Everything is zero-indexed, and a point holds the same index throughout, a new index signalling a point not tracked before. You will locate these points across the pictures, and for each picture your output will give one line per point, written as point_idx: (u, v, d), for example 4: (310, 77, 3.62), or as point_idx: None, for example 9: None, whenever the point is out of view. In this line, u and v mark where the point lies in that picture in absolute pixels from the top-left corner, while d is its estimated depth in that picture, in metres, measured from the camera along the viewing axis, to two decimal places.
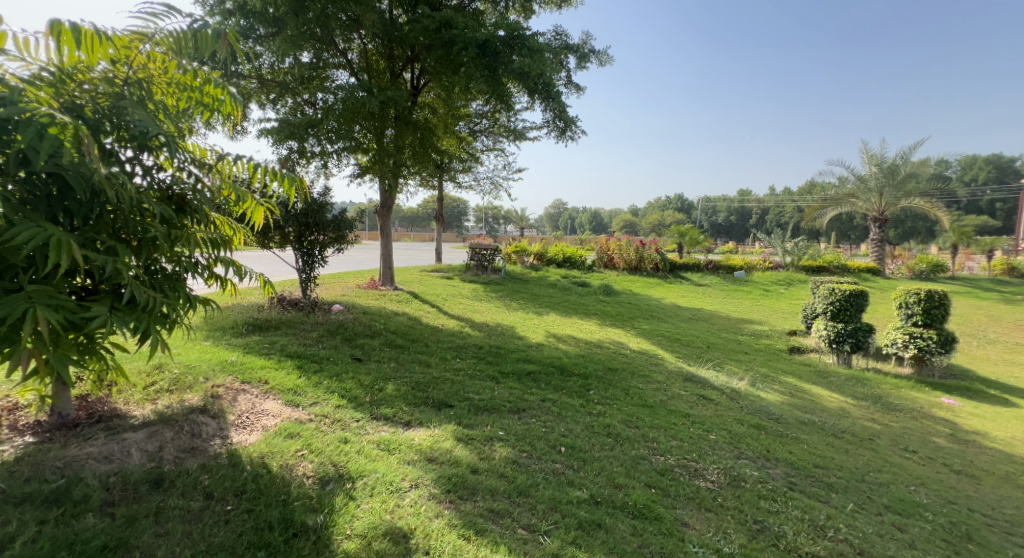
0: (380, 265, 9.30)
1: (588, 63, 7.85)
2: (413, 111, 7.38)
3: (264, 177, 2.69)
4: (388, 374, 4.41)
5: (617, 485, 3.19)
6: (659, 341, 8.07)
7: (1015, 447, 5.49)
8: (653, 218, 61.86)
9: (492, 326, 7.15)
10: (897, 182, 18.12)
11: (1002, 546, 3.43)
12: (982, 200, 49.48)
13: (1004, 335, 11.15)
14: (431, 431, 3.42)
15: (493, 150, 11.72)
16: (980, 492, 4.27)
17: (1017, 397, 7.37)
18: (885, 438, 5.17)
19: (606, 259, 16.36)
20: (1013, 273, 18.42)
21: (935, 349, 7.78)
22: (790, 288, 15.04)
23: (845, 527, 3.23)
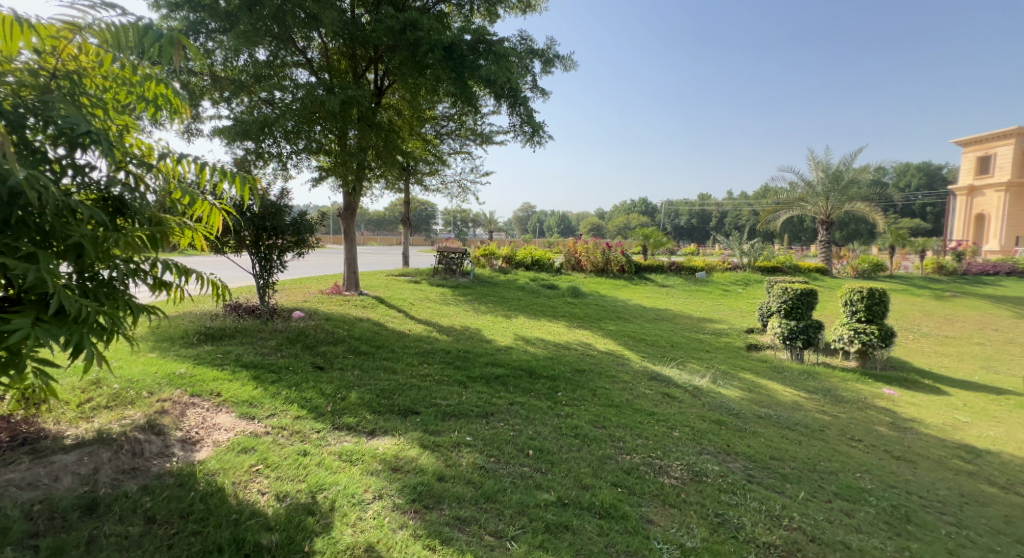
0: (344, 269, 9.12)
1: (552, 67, 7.93)
2: (377, 112, 7.24)
3: (220, 179, 2.56)
4: (352, 382, 4.30)
5: (584, 486, 3.21)
6: (625, 341, 8.21)
7: (949, 433, 5.83)
8: (618, 222, 63.05)
9: (458, 329, 7.09)
10: (842, 187, 19.10)
11: (938, 525, 3.63)
12: (917, 204, 52.58)
13: (936, 328, 11.92)
14: (395, 439, 3.35)
15: (459, 153, 11.66)
16: (919, 475, 4.50)
17: (952, 386, 7.83)
18: (835, 429, 5.39)
19: (574, 261, 16.56)
20: (942, 270, 19.62)
21: (876, 343, 8.20)
22: (747, 288, 15.58)
23: (798, 516, 3.35)
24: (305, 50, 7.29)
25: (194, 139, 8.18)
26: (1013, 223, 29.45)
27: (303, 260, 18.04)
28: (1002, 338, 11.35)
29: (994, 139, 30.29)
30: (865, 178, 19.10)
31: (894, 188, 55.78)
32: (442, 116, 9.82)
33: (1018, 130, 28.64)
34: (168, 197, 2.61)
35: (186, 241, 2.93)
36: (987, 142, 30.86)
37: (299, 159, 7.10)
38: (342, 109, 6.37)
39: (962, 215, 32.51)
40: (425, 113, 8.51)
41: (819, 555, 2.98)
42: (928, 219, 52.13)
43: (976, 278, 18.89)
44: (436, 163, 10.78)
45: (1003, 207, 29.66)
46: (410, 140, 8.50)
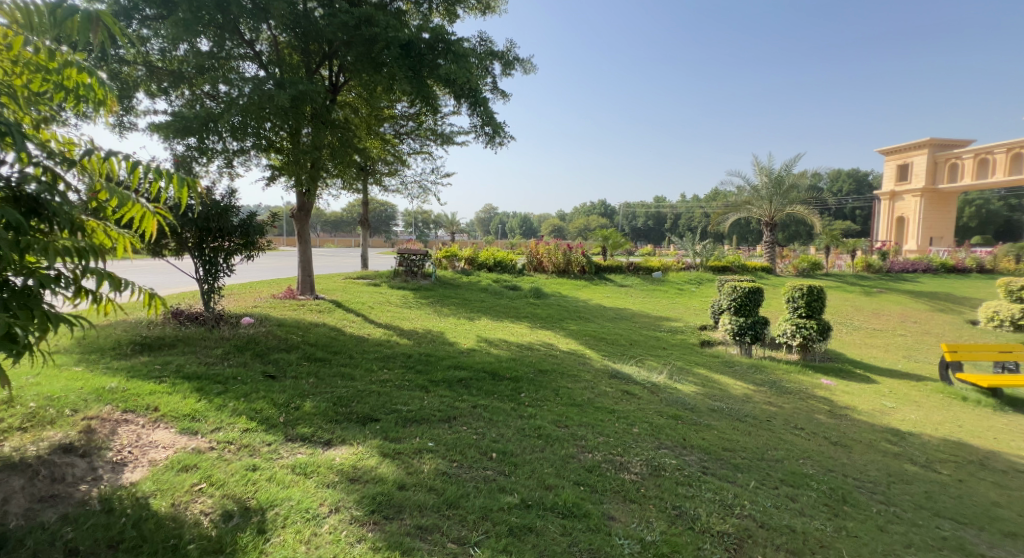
0: (298, 272, 8.83)
1: (512, 69, 7.93)
2: (332, 110, 7.01)
3: (154, 179, 2.28)
4: (307, 391, 4.14)
5: (547, 486, 3.21)
6: (586, 341, 8.31)
7: (878, 418, 6.20)
8: (577, 224, 63.93)
9: (419, 332, 6.98)
10: (784, 191, 20.03)
11: (870, 504, 3.84)
12: (848, 207, 55.90)
13: (868, 321, 12.70)
14: (354, 448, 3.24)
15: (420, 153, 11.50)
16: (853, 459, 4.75)
17: (885, 376, 8.33)
18: (781, 419, 5.62)
19: (536, 263, 16.60)
20: (869, 270, 20.73)
21: (815, 337, 8.62)
22: (701, 287, 16.09)
23: (749, 504, 3.48)
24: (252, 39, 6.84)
25: (127, 133, 7.68)
26: (928, 225, 31.97)
27: (253, 264, 17.35)
28: (922, 329, 12.22)
29: (909, 149, 32.66)
30: (803, 182, 20.13)
31: (830, 193, 59.18)
32: (401, 115, 9.65)
33: (930, 141, 30.93)
34: (95, 198, 2.40)
35: (114, 247, 2.65)
36: (903, 151, 33.20)
37: (246, 157, 6.80)
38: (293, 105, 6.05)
39: (885, 218, 34.93)
40: (382, 112, 8.35)
41: (768, 541, 3.09)
42: (857, 220, 55.68)
43: (898, 275, 20.29)
44: (395, 164, 10.59)
45: (919, 210, 32.07)
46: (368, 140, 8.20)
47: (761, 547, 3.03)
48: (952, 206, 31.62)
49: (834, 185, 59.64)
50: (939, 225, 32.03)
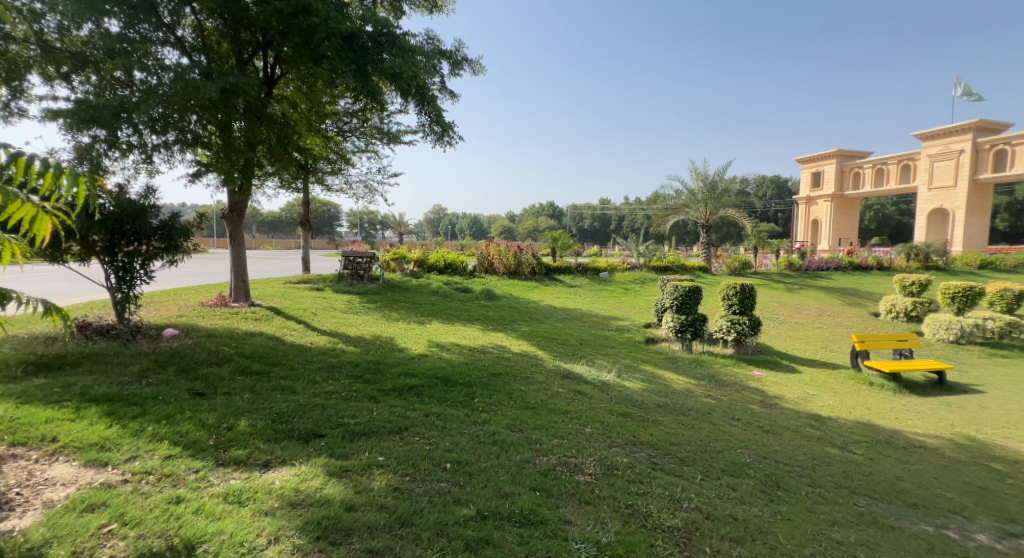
0: (230, 277, 8.31)
1: (461, 70, 7.80)
2: (267, 103, 6.59)
3: (50, 178, 1.98)
4: (242, 408, 3.84)
5: (503, 495, 3.13)
6: (537, 342, 8.29)
7: (803, 405, 6.57)
8: (526, 226, 64.37)
9: (367, 339, 6.69)
10: (717, 195, 21.00)
11: (799, 487, 4.02)
12: (772, 210, 59.59)
13: (791, 316, 13.54)
14: (296, 469, 3.02)
15: (365, 152, 11.13)
16: (783, 445, 4.98)
17: (811, 366, 8.86)
18: (720, 411, 5.82)
19: (487, 264, 16.45)
20: (791, 268, 21.79)
21: (746, 331, 9.04)
22: (645, 286, 16.57)
23: (695, 496, 3.55)
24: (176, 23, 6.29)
25: (17, 120, 6.81)
26: (835, 227, 34.50)
27: (180, 269, 16.20)
28: (836, 322, 13.19)
29: (821, 158, 35.30)
30: (734, 187, 21.25)
31: (757, 197, 62.83)
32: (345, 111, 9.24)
33: (837, 152, 33.98)
34: None
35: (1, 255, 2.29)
36: (816, 160, 35.81)
37: (168, 152, 6.26)
38: (223, 97, 5.63)
39: (801, 220, 37.42)
40: (324, 107, 8.00)
41: (714, 532, 3.16)
42: (779, 222, 59.45)
43: (815, 272, 21.78)
44: (339, 162, 10.19)
45: (829, 215, 34.64)
46: (308, 135, 7.84)
47: (708, 538, 3.10)
48: (855, 209, 34.62)
49: (758, 190, 63.35)
50: (846, 225, 34.79)
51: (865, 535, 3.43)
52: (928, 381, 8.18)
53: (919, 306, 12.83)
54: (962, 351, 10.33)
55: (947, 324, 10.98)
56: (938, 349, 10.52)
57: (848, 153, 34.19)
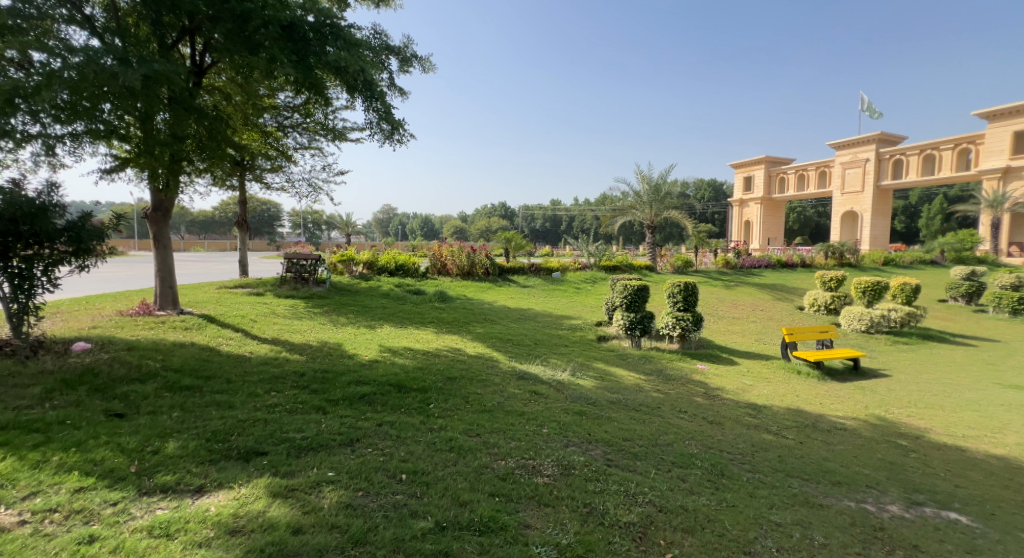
0: (155, 283, 7.73)
1: (410, 66, 7.59)
2: (196, 94, 6.11)
3: None
4: (170, 428, 3.53)
5: (461, 503, 3.03)
6: (492, 343, 8.19)
7: (742, 395, 6.85)
8: (477, 226, 64.06)
9: (313, 346, 6.37)
10: (661, 198, 21.70)
11: (741, 474, 4.15)
12: (710, 212, 62.41)
13: (730, 311, 14.16)
14: (235, 492, 2.80)
15: (308, 148, 10.67)
16: (726, 434, 5.15)
17: (749, 358, 9.26)
18: (668, 405, 5.96)
19: (440, 265, 16.16)
20: (729, 267, 22.67)
21: (690, 327, 9.37)
22: (596, 285, 16.84)
23: (649, 490, 3.58)
24: (85, 4, 5.69)
25: None
26: (765, 227, 36.54)
27: (102, 276, 14.93)
28: (768, 316, 13.92)
29: (752, 164, 37.49)
30: (676, 190, 22.11)
31: (697, 198, 65.50)
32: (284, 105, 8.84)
33: (766, 157, 36.20)
34: None
35: None
36: (748, 165, 37.94)
37: (80, 146, 5.67)
38: (144, 86, 5.15)
39: (736, 221, 39.36)
40: (261, 100, 7.54)
41: (667, 524, 3.20)
42: (716, 223, 62.24)
43: (749, 269, 22.91)
44: (279, 159, 9.74)
45: (759, 217, 36.69)
46: (243, 130, 7.38)
47: (662, 530, 3.13)
48: (781, 212, 36.92)
49: (697, 192, 66.14)
50: (774, 226, 36.97)
51: (799, 515, 3.58)
52: (845, 368, 8.76)
53: (837, 299, 13.77)
54: (872, 339, 11.18)
55: (859, 315, 11.77)
56: (852, 338, 11.32)
57: (774, 158, 36.51)
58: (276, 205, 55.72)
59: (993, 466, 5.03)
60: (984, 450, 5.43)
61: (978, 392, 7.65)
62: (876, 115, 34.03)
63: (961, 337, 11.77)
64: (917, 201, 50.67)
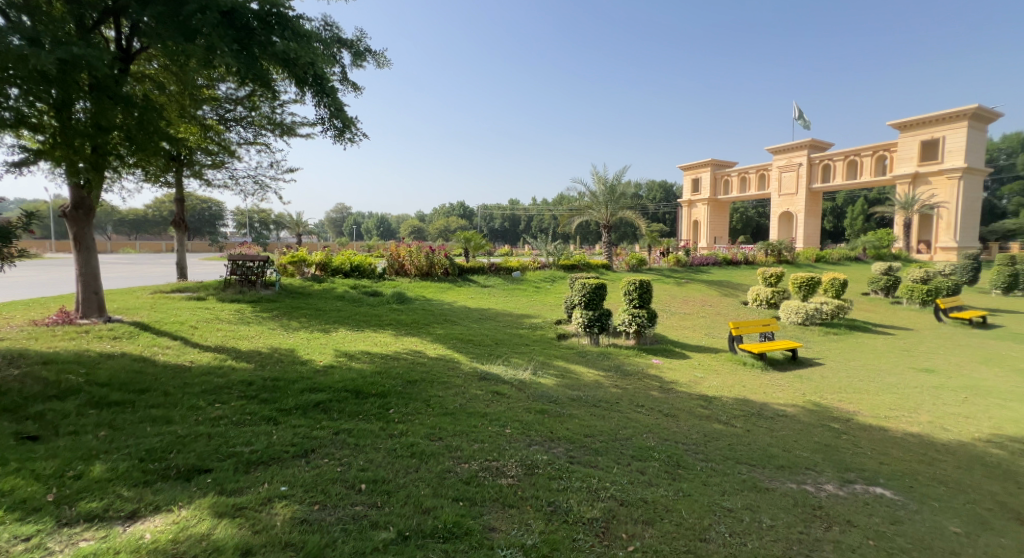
0: (78, 291, 7.18)
1: (364, 61, 7.36)
2: (124, 83, 5.67)
3: None
4: (99, 449, 3.25)
5: (425, 510, 2.93)
6: (453, 344, 8.07)
7: (694, 387, 7.03)
8: (435, 226, 63.30)
9: (262, 353, 6.06)
10: (616, 198, 22.11)
11: (696, 463, 4.24)
12: (662, 211, 64.26)
13: (681, 307, 14.57)
14: (174, 515, 2.60)
15: (253, 143, 10.22)
16: (680, 426, 5.26)
17: (700, 352, 9.53)
18: (626, 399, 6.04)
19: (398, 266, 15.82)
20: (679, 265, 23.41)
21: (645, 323, 9.56)
22: (555, 284, 16.94)
23: (611, 485, 3.58)
24: None
25: None
26: (712, 227, 37.94)
27: (21, 282, 13.69)
28: (716, 311, 14.42)
29: (698, 166, 38.80)
30: (629, 190, 22.62)
31: (649, 198, 67.24)
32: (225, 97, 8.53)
33: (711, 160, 37.67)
34: None
35: None
36: (694, 168, 39.29)
37: None
38: (61, 72, 4.72)
39: (685, 221, 40.64)
40: (200, 91, 7.08)
41: (629, 517, 3.22)
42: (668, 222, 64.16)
43: (698, 267, 23.68)
44: (221, 155, 9.30)
45: (706, 217, 38.07)
46: (179, 123, 6.93)
47: (624, 524, 3.14)
48: (726, 212, 38.45)
49: (650, 192, 67.87)
50: (719, 226, 38.46)
51: (748, 500, 3.68)
52: (785, 358, 9.16)
53: (777, 294, 14.46)
54: (807, 330, 11.80)
55: (796, 308, 12.33)
56: (790, 330, 11.89)
57: (718, 161, 38.06)
58: (221, 205, 52.94)
59: (911, 443, 5.37)
60: (903, 429, 5.80)
61: (898, 376, 8.19)
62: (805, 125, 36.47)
63: (882, 326, 12.61)
64: (846, 201, 54.06)
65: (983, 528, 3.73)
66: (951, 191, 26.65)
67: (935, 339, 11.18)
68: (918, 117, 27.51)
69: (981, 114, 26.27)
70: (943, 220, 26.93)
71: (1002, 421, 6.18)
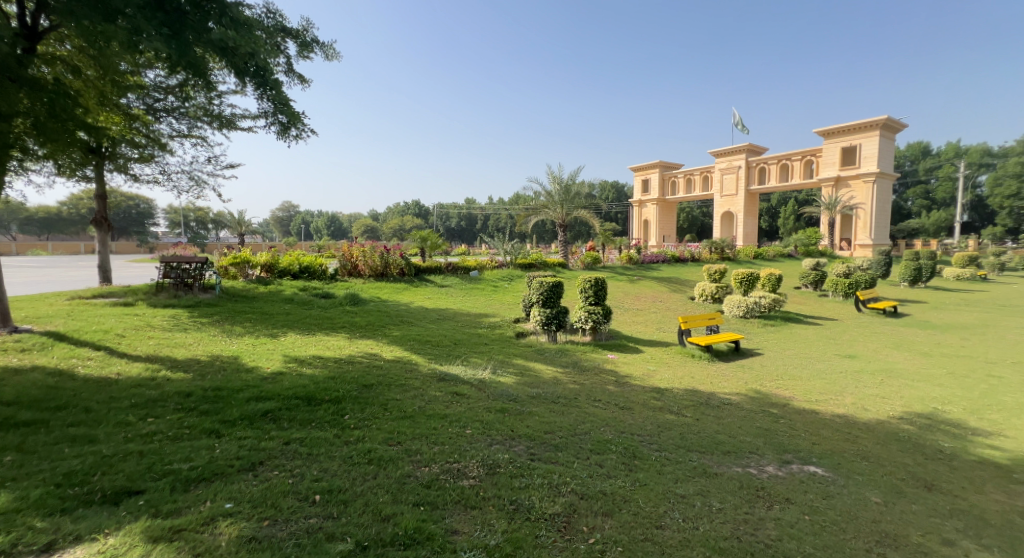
0: None
1: (311, 52, 7.06)
2: (31, 66, 5.14)
3: None
4: (11, 476, 2.95)
5: (384, 517, 2.83)
6: (411, 346, 7.90)
7: (647, 380, 7.18)
8: (389, 225, 62.03)
9: (201, 362, 5.70)
10: (572, 198, 22.36)
11: (650, 453, 4.31)
12: (614, 210, 65.67)
13: (633, 303, 14.90)
14: (102, 545, 2.39)
15: (187, 136, 9.61)
16: (636, 418, 5.34)
17: (653, 346, 9.76)
18: (584, 395, 6.09)
19: (350, 267, 15.35)
20: (632, 263, 23.93)
21: (601, 319, 9.69)
22: (513, 283, 16.93)
23: (571, 480, 3.58)
24: None
25: None
26: (661, 226, 39.12)
27: None
28: (667, 306, 14.84)
29: (647, 167, 39.91)
30: (584, 190, 22.93)
31: (602, 197, 68.49)
32: (153, 85, 7.96)
33: (659, 162, 38.88)
34: None
35: None
36: (643, 170, 40.38)
37: None
38: None
39: (635, 220, 41.67)
40: (127, 79, 6.54)
41: (589, 510, 3.22)
42: (620, 221, 65.61)
43: (649, 264, 24.33)
44: (150, 147, 8.69)
45: (655, 216, 39.18)
46: (99, 112, 6.39)
47: (585, 517, 3.14)
48: (674, 212, 39.75)
49: (602, 192, 69.19)
50: (667, 225, 39.68)
51: (699, 485, 3.77)
52: (729, 350, 9.52)
53: (721, 289, 15.04)
54: (748, 323, 12.33)
55: (737, 301, 12.86)
56: (733, 323, 12.39)
57: (666, 163, 39.33)
58: (149, 201, 49.08)
59: (838, 424, 5.69)
60: (831, 411, 6.14)
61: (825, 362, 8.69)
62: (742, 131, 38.38)
63: (812, 317, 13.37)
64: (782, 201, 57.16)
65: (900, 497, 3.98)
66: (867, 193, 28.75)
67: (856, 327, 12.00)
68: (839, 125, 29.49)
69: (892, 125, 28.53)
70: (860, 220, 29.04)
71: (911, 400, 6.67)
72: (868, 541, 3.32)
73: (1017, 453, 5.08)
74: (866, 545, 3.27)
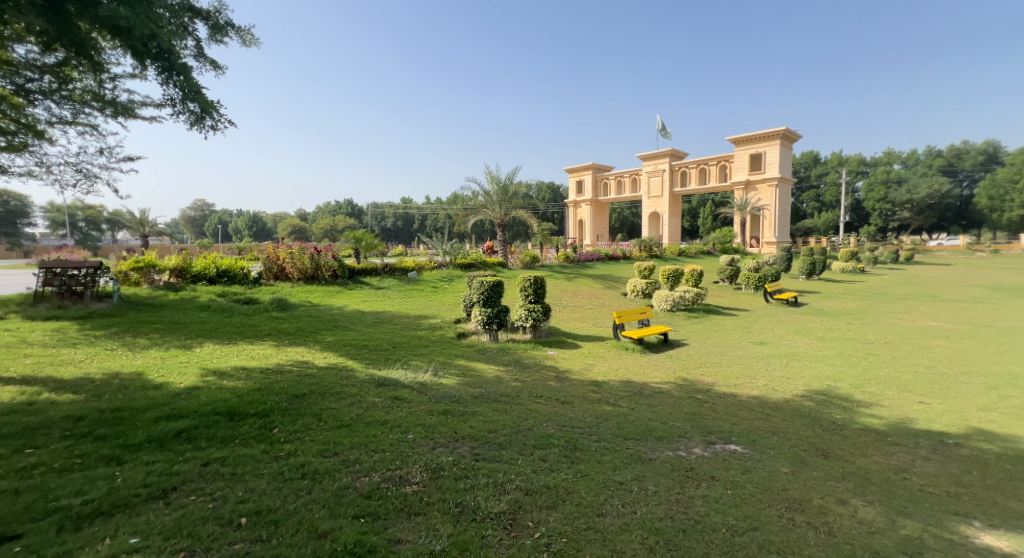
0: None
1: (224, 36, 6.54)
2: None
3: None
4: None
5: (320, 535, 2.64)
6: (347, 351, 7.54)
7: (586, 374, 7.28)
8: (321, 227, 59.44)
9: (96, 381, 5.09)
10: (510, 198, 22.39)
11: (590, 444, 4.34)
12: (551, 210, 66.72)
13: (571, 301, 15.16)
14: None
15: (76, 123, 8.60)
16: (576, 411, 5.37)
17: (590, 341, 9.94)
18: (525, 392, 6.07)
19: (276, 270, 14.48)
20: (568, 262, 24.35)
21: (540, 316, 9.74)
22: (453, 284, 16.71)
23: (515, 477, 3.52)
24: None
25: None
26: (593, 226, 40.19)
27: None
28: (602, 302, 15.20)
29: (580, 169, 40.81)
30: (522, 190, 23.01)
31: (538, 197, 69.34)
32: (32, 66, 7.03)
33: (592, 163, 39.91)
34: None
35: None
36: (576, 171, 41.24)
37: None
38: None
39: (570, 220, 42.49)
40: None
41: (533, 505, 3.17)
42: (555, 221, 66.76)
43: (583, 263, 24.87)
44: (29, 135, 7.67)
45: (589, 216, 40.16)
46: None
47: (530, 513, 3.09)
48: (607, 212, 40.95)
49: (539, 192, 69.75)
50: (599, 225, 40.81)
51: (635, 471, 3.83)
52: (658, 341, 9.88)
53: (651, 285, 15.64)
54: (675, 316, 12.89)
55: (665, 296, 13.41)
56: (660, 316, 12.90)
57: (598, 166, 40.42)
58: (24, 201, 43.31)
59: (752, 404, 6.04)
60: (748, 393, 6.50)
61: (740, 349, 9.24)
62: (666, 136, 40.29)
63: (729, 309, 14.21)
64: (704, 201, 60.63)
65: (804, 466, 4.27)
66: (772, 195, 31.06)
67: (763, 316, 12.90)
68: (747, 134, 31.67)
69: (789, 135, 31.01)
70: (767, 220, 31.33)
71: (811, 379, 7.21)
72: (779, 507, 3.50)
73: (893, 420, 5.61)
74: (778, 511, 3.45)
